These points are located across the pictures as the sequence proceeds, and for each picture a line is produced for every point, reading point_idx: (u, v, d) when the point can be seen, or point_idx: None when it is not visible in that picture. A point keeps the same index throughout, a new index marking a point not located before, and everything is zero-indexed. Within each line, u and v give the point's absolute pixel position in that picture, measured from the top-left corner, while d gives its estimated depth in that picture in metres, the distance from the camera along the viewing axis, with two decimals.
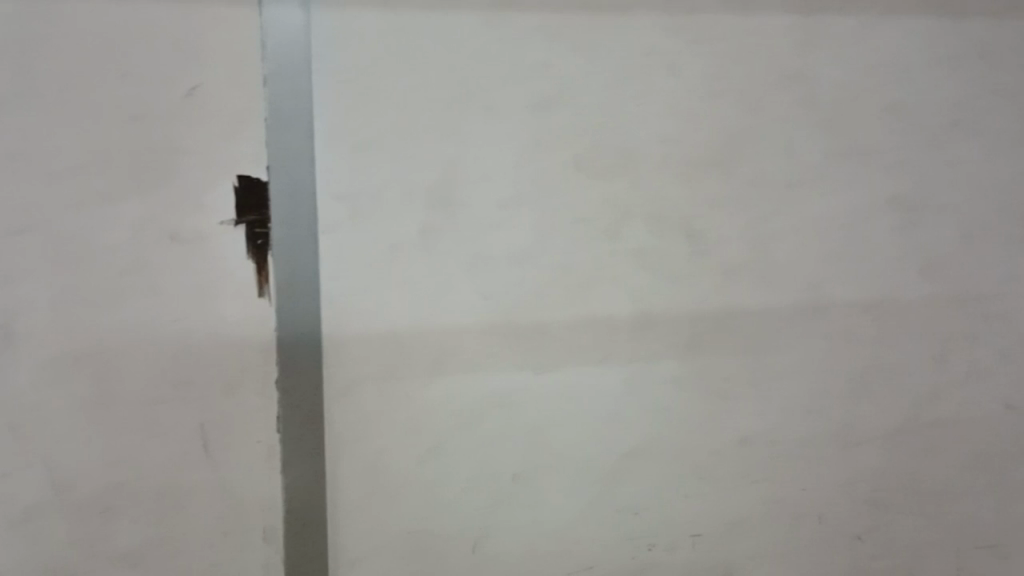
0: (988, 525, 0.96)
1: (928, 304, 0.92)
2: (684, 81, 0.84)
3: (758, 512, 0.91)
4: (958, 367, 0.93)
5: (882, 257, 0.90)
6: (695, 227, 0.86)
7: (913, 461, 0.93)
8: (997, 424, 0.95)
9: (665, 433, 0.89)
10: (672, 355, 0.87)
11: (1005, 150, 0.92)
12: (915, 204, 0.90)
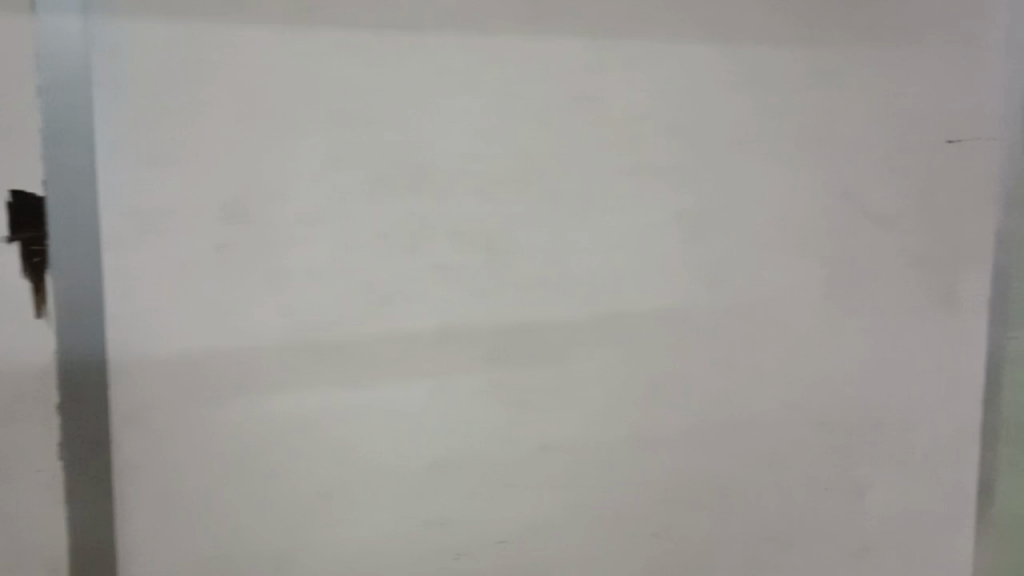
0: (773, 516, 1.02)
1: (717, 312, 0.97)
2: (482, 98, 0.85)
3: (560, 516, 0.94)
4: (744, 370, 0.99)
5: (676, 265, 0.94)
6: (496, 240, 0.87)
7: (709, 452, 0.99)
8: (781, 422, 1.01)
9: (471, 441, 0.90)
10: (476, 370, 0.88)
11: (790, 161, 0.97)
12: (705, 217, 0.95)
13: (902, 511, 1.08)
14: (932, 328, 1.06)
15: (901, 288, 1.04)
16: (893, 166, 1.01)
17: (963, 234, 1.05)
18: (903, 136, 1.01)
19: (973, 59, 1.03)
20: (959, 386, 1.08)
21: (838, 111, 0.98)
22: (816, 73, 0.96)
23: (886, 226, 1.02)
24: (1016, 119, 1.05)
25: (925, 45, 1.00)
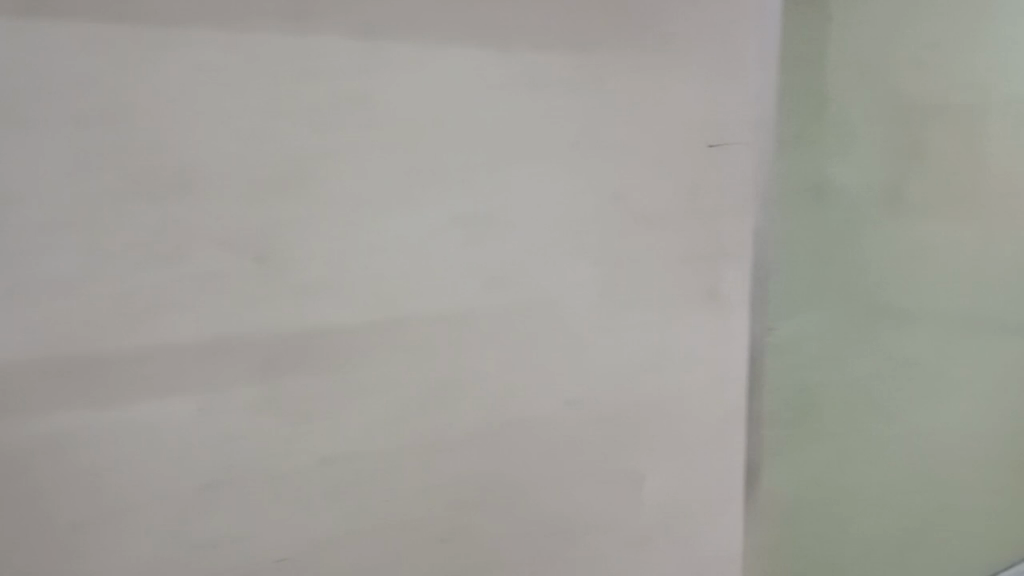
0: (553, 511, 1.04)
1: (497, 314, 0.97)
2: (245, 98, 0.81)
3: (339, 528, 0.91)
4: (525, 371, 1.00)
5: (454, 268, 0.94)
6: (264, 247, 0.83)
7: (492, 453, 0.99)
8: (560, 420, 1.03)
9: (244, 457, 0.85)
10: (246, 383, 0.84)
11: (562, 165, 0.99)
12: (480, 219, 0.94)
13: (673, 498, 1.13)
14: (695, 323, 1.11)
15: (669, 285, 1.08)
16: (658, 169, 1.05)
17: (722, 234, 1.12)
18: (666, 140, 1.05)
19: (727, 69, 1.09)
20: (721, 377, 1.15)
21: (605, 116, 1.01)
22: (582, 79, 0.99)
23: (655, 227, 1.06)
24: (765, 128, 1.15)
25: (683, 54, 1.05)
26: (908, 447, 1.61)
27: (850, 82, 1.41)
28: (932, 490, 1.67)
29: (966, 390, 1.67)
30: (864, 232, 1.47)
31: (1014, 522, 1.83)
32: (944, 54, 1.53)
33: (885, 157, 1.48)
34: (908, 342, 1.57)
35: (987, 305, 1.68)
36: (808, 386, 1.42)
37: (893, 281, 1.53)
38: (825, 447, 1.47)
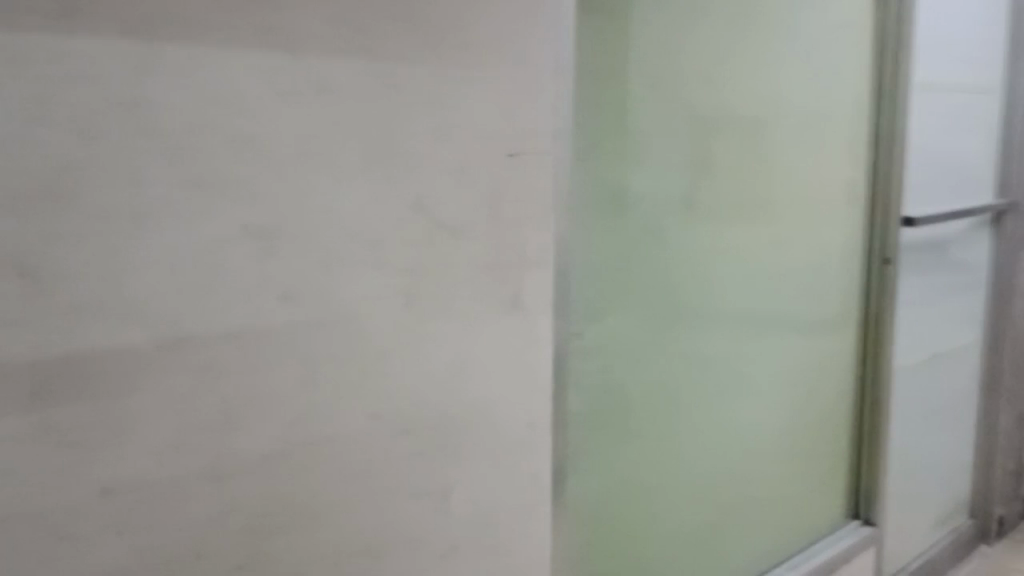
0: (361, 530, 1.01)
1: (294, 329, 0.93)
2: (9, 105, 0.74)
3: (128, 565, 0.85)
4: (327, 386, 0.96)
5: (247, 282, 0.89)
6: (33, 265, 0.76)
7: (294, 473, 0.95)
8: (364, 434, 1.00)
9: (12, 495, 0.78)
10: (14, 413, 0.77)
11: (359, 174, 0.97)
12: (276, 230, 0.91)
13: (483, 509, 1.13)
14: (500, 331, 1.12)
15: (472, 294, 1.08)
16: (457, 178, 1.05)
17: (522, 243, 1.13)
18: (465, 149, 1.05)
19: (521, 80, 1.11)
20: (525, 383, 1.16)
21: (401, 124, 0.99)
22: (378, 87, 0.97)
23: (457, 235, 1.06)
24: (565, 137, 1.17)
25: (478, 64, 1.06)
26: (710, 442, 1.68)
27: (649, 95, 1.46)
28: (734, 482, 1.75)
29: (759, 386, 1.78)
30: (665, 239, 1.53)
31: (802, 507, 1.97)
32: (733, 68, 1.61)
33: (684, 166, 1.54)
34: (704, 342, 1.64)
35: (774, 306, 1.79)
36: (611, 389, 1.47)
37: (692, 284, 1.60)
38: (630, 446, 1.52)
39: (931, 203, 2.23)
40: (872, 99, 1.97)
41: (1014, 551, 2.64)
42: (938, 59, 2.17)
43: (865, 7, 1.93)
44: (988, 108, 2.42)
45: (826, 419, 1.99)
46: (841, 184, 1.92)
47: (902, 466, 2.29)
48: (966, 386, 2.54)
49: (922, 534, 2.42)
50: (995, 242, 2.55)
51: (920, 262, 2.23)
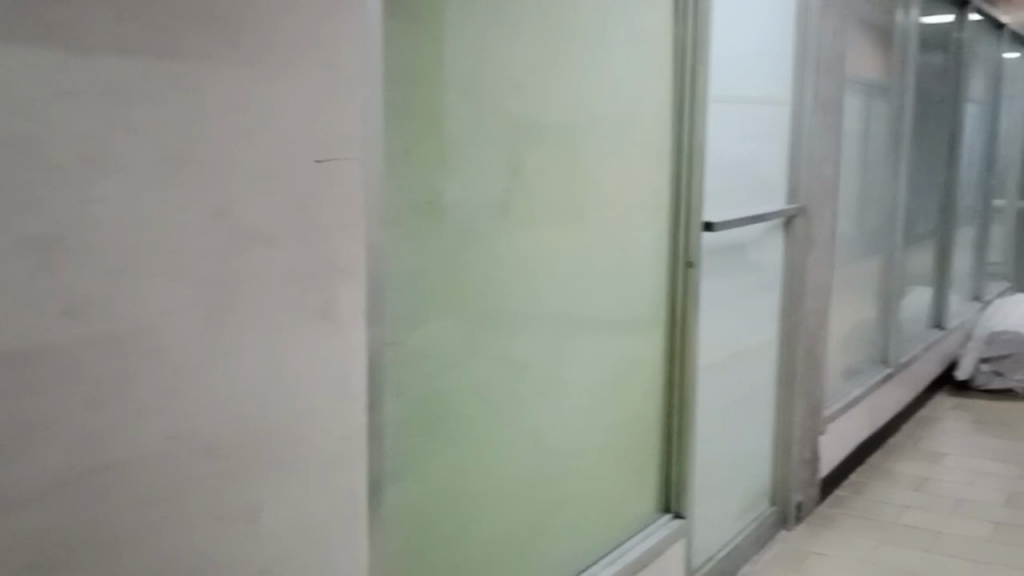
0: (163, 557, 0.96)
1: (82, 345, 0.87)
2: None
3: None
4: (121, 407, 0.90)
5: (29, 297, 0.82)
6: None
7: (85, 501, 0.88)
8: (165, 455, 0.95)
9: None
10: None
11: (155, 181, 0.91)
12: (63, 242, 0.84)
13: (298, 526, 1.09)
14: (311, 343, 1.09)
15: (280, 304, 1.04)
16: (262, 185, 1.01)
17: (333, 251, 1.10)
18: (270, 156, 1.02)
19: (329, 84, 1.08)
20: (339, 395, 1.13)
21: (201, 128, 0.95)
22: (174, 89, 0.92)
23: (263, 245, 1.02)
24: (374, 143, 1.15)
25: (282, 68, 1.02)
26: (529, 445, 1.70)
27: (462, 102, 1.46)
28: (552, 484, 1.78)
29: (574, 388, 1.81)
30: (481, 245, 1.54)
31: (618, 504, 2.02)
32: (542, 75, 1.64)
33: (498, 172, 1.55)
34: (520, 346, 1.65)
35: (588, 309, 1.83)
36: (430, 397, 1.46)
37: (508, 289, 1.61)
38: (450, 453, 1.51)
39: (730, 208, 2.35)
40: (676, 109, 2.05)
41: (811, 533, 2.82)
42: (732, 73, 2.29)
43: (667, 21, 2.00)
44: (779, 119, 2.57)
45: (638, 418, 2.06)
46: (647, 190, 2.00)
47: (707, 459, 2.40)
48: (763, 381, 2.69)
49: (728, 522, 2.55)
50: (787, 245, 2.71)
51: (720, 264, 2.35)
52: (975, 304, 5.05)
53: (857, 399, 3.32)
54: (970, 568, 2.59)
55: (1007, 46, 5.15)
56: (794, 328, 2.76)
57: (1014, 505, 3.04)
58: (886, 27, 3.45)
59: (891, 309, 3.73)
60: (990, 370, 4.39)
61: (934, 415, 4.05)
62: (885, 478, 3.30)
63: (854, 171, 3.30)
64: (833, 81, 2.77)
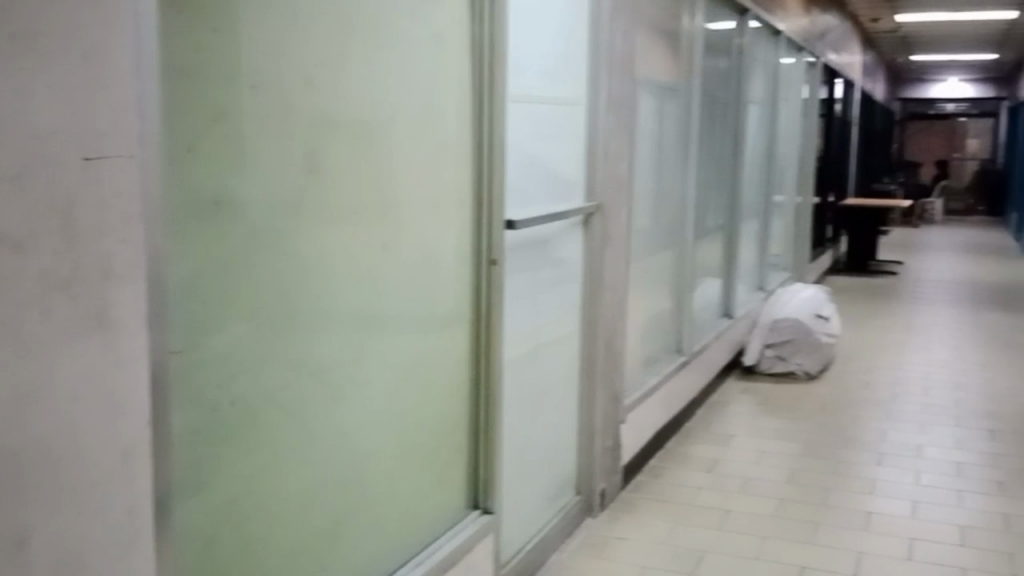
0: None
1: None
2: None
3: None
4: None
5: None
6: None
7: None
8: None
9: None
10: None
11: None
12: None
13: (73, 550, 1.01)
14: (83, 355, 1.01)
15: (46, 313, 0.96)
16: (21, 183, 0.92)
17: (105, 254, 1.02)
18: (28, 152, 0.93)
19: (97, 76, 1.00)
20: (118, 408, 1.06)
21: None
22: None
23: (24, 249, 0.93)
24: (150, 140, 1.08)
25: (41, 58, 0.94)
26: (331, 450, 1.66)
27: (250, 97, 1.40)
28: (357, 488, 1.75)
29: (378, 390, 1.78)
30: (273, 245, 1.48)
31: (424, 505, 2.00)
32: (336, 69, 1.59)
33: (291, 170, 1.50)
34: (318, 348, 1.60)
35: (390, 309, 1.80)
36: (220, 405, 1.39)
37: (304, 290, 1.56)
38: (244, 463, 1.45)
39: (529, 205, 2.39)
40: (476, 106, 2.05)
41: (613, 520, 2.92)
42: (527, 72, 2.32)
43: (463, 19, 2.00)
44: (574, 118, 2.63)
45: (444, 416, 2.05)
46: (448, 188, 1.99)
47: (513, 453, 2.43)
48: (567, 374, 2.76)
49: (535, 513, 2.59)
50: (586, 241, 2.78)
51: (521, 261, 2.38)
52: (759, 294, 5.38)
53: (654, 388, 3.47)
54: (758, 543, 2.75)
55: (783, 51, 5.51)
56: (593, 322, 2.84)
57: (795, 480, 3.26)
58: (674, 31, 3.61)
59: (685, 300, 3.92)
60: (773, 355, 4.69)
61: (725, 399, 4.29)
62: (681, 462, 3.46)
63: (647, 168, 3.43)
64: (624, 82, 2.86)
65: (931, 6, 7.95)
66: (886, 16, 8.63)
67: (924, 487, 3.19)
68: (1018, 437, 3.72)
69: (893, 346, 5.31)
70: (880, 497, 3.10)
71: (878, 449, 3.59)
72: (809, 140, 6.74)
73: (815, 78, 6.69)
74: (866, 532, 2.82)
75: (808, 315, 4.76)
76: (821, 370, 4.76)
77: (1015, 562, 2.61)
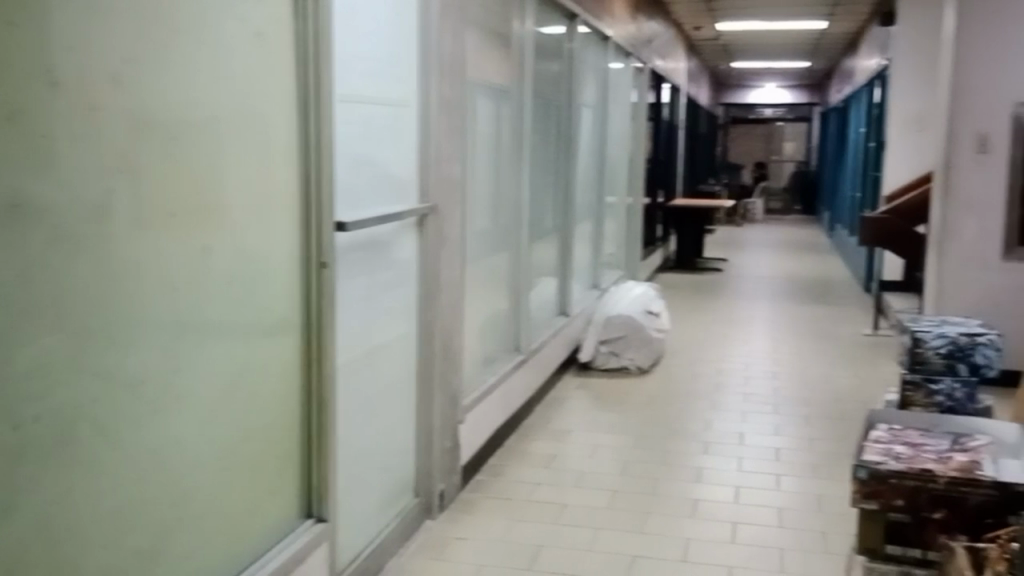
0: None
1: None
2: None
3: None
4: None
5: None
6: None
7: None
8: None
9: None
10: None
11: None
12: None
13: None
14: None
15: None
16: None
17: None
18: None
19: None
20: None
21: None
22: None
23: None
24: None
25: None
26: (149, 465, 1.58)
27: (49, 95, 1.32)
28: (179, 503, 1.68)
29: (200, 399, 1.72)
30: (82, 251, 1.40)
31: (253, 517, 1.95)
32: (148, 67, 1.52)
33: (98, 171, 1.43)
34: (134, 357, 1.53)
35: (212, 315, 1.74)
36: (21, 422, 1.31)
37: (117, 298, 1.48)
38: (51, 481, 1.37)
39: (359, 207, 2.36)
40: (302, 107, 2.01)
41: (452, 520, 2.92)
42: (355, 73, 2.30)
43: (287, 17, 1.95)
44: (405, 119, 2.63)
45: (274, 423, 2.00)
46: (273, 190, 1.94)
47: (349, 459, 2.39)
48: (403, 376, 2.74)
49: (372, 519, 2.56)
50: (421, 242, 2.77)
51: (353, 264, 2.35)
52: (594, 292, 5.52)
53: (492, 387, 3.50)
54: (592, 535, 2.82)
55: (612, 56, 5.67)
56: (429, 324, 2.83)
57: (628, 472, 3.36)
58: (505, 34, 3.65)
59: (521, 299, 3.97)
60: (607, 351, 4.83)
61: (562, 396, 4.38)
62: (519, 460, 3.51)
63: (482, 169, 3.46)
64: (455, 84, 2.87)
65: (749, 16, 8.38)
66: (708, 25, 9.04)
67: (746, 473, 3.35)
68: (829, 422, 3.97)
69: (719, 339, 5.56)
70: (706, 485, 3.24)
71: (704, 438, 3.75)
72: (639, 143, 6.98)
73: (643, 83, 6.93)
74: (693, 518, 2.95)
75: (639, 312, 4.92)
76: (653, 365, 4.93)
77: (827, 540, 2.78)
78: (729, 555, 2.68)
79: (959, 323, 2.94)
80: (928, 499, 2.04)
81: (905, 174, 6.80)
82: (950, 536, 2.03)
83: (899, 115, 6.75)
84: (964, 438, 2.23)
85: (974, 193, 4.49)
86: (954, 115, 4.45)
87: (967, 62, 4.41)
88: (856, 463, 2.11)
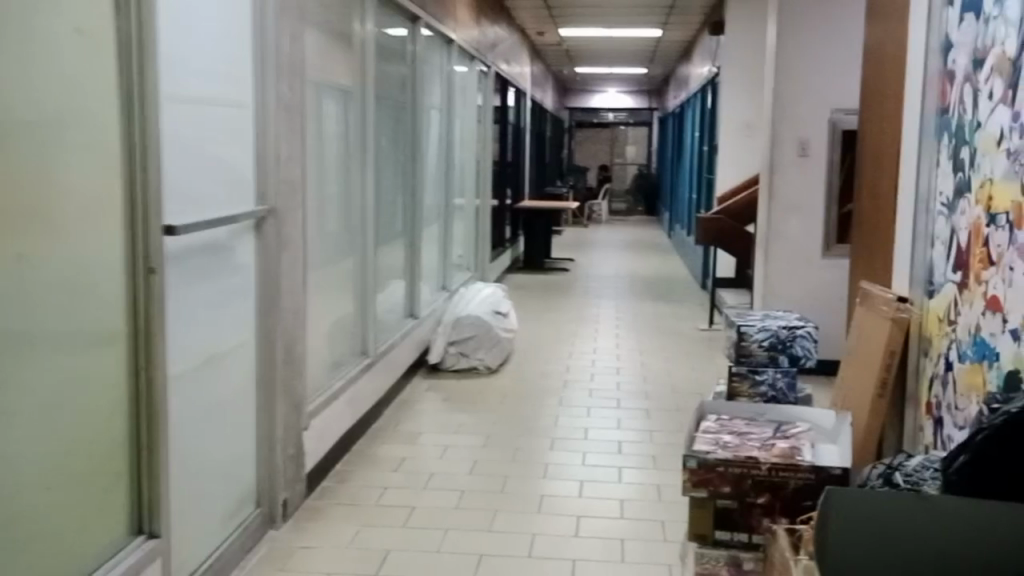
0: None
1: None
2: None
3: None
4: None
5: None
6: None
7: None
8: None
9: None
10: None
11: None
12: None
13: None
14: None
15: None
16: None
17: None
18: None
19: None
20: None
21: None
22: None
23: None
24: None
25: None
26: None
27: None
28: None
29: (16, 413, 1.62)
30: None
31: (78, 535, 1.85)
32: None
33: None
34: None
35: (28, 324, 1.64)
36: None
37: None
38: None
39: (193, 211, 2.28)
40: (125, 106, 1.93)
41: (296, 530, 2.86)
42: (185, 73, 2.23)
43: (108, 12, 1.87)
44: (241, 121, 2.56)
45: (99, 437, 1.90)
46: (96, 192, 1.85)
47: (185, 471, 2.31)
48: (244, 384, 2.66)
49: (210, 532, 2.48)
50: (261, 247, 2.70)
51: (187, 269, 2.27)
52: (442, 294, 5.53)
53: (338, 392, 3.45)
54: (439, 537, 2.82)
55: (456, 60, 5.70)
56: (269, 329, 2.77)
57: (476, 472, 3.39)
58: (345, 36, 3.61)
59: (368, 303, 3.93)
60: (456, 352, 4.84)
61: (411, 398, 4.36)
62: (367, 464, 3.47)
63: (325, 172, 3.41)
64: (292, 86, 2.82)
65: (591, 23, 8.59)
66: (552, 30, 9.22)
67: (592, 467, 3.44)
68: (669, 414, 4.12)
69: (566, 338, 5.67)
70: (551, 481, 3.30)
71: (551, 435, 3.82)
72: (486, 146, 7.03)
73: (489, 86, 7.00)
74: (539, 514, 3.00)
75: (487, 314, 4.96)
76: (502, 365, 4.98)
77: (667, 530, 2.88)
78: (574, 549, 2.74)
79: (782, 317, 3.11)
80: (752, 485, 2.15)
81: (737, 176, 7.13)
82: (773, 519, 2.16)
83: (731, 119, 7.07)
84: (787, 426, 2.39)
85: (798, 195, 4.75)
86: (779, 120, 4.70)
87: (789, 71, 4.67)
88: (687, 453, 2.20)
